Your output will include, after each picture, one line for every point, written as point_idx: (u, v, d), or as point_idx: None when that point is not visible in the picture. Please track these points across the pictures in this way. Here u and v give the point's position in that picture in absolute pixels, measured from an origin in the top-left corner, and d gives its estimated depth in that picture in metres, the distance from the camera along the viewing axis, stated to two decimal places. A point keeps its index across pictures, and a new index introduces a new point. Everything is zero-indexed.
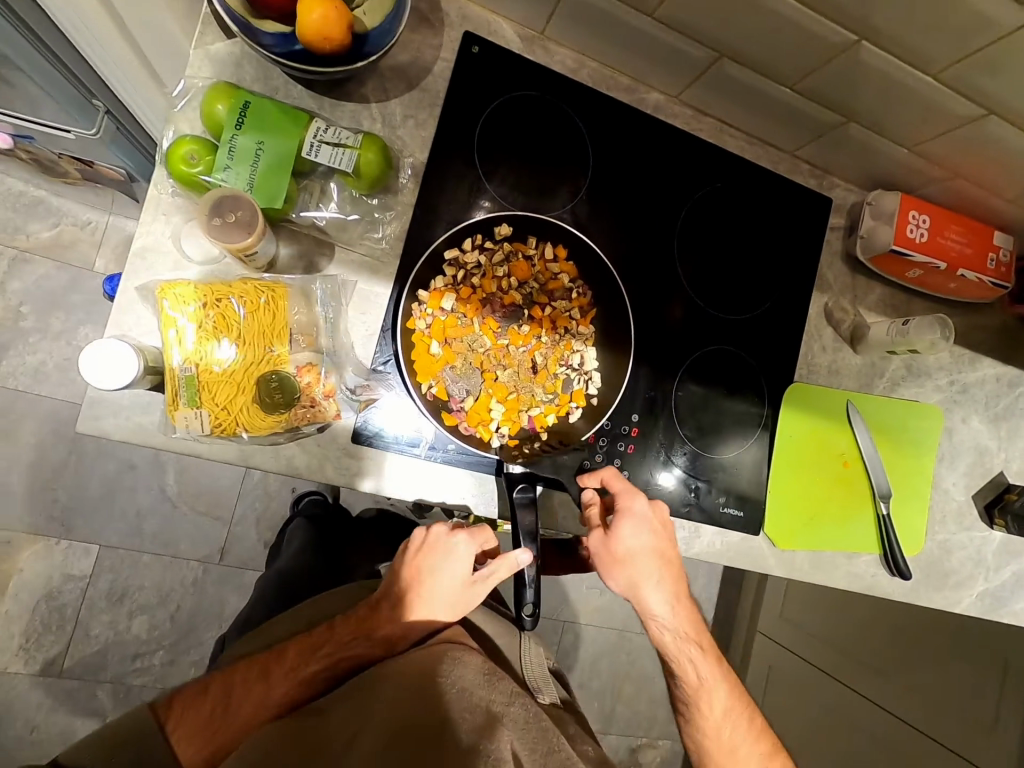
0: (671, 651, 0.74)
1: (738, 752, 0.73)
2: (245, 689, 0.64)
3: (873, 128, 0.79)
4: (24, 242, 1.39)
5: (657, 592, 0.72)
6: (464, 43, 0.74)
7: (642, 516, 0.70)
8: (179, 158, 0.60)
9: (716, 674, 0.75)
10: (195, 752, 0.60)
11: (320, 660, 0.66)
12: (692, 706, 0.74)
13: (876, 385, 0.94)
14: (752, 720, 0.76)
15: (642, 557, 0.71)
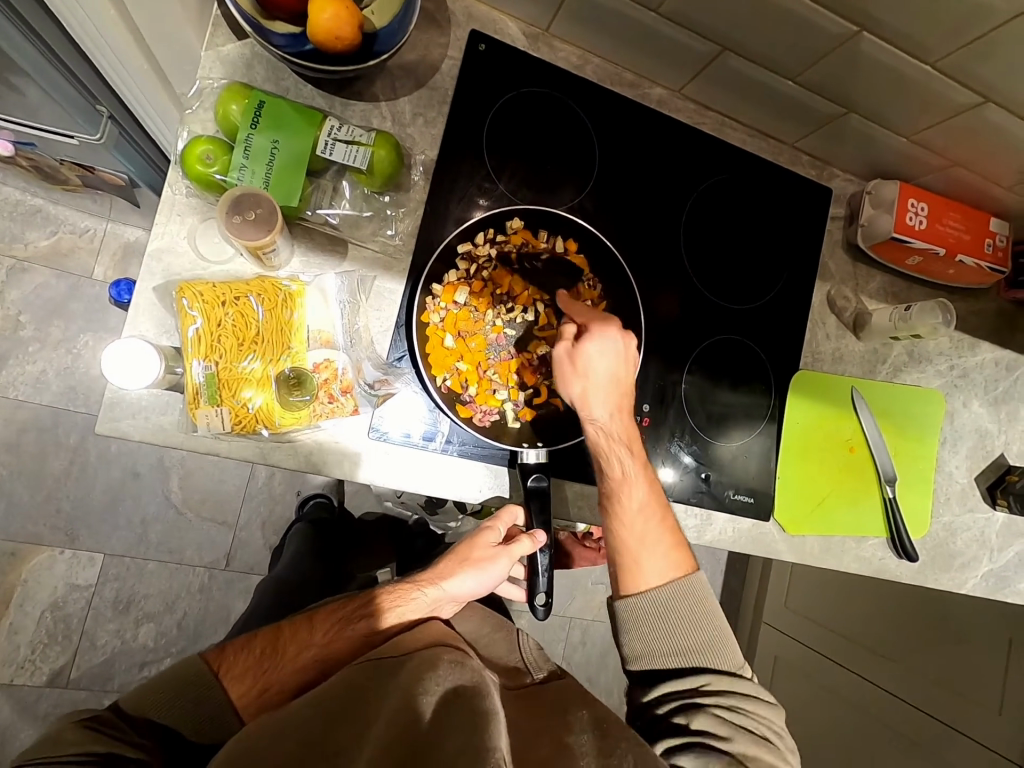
0: (601, 447, 0.71)
1: (645, 560, 0.72)
2: (292, 643, 0.65)
3: (872, 119, 0.81)
4: (22, 251, 1.38)
5: (602, 402, 0.70)
6: (471, 40, 0.75)
7: (611, 344, 0.70)
8: (195, 157, 0.61)
9: (645, 475, 0.73)
10: (244, 692, 0.60)
11: (364, 619, 0.67)
12: (614, 498, 0.72)
13: (879, 372, 0.96)
14: (667, 527, 0.74)
15: (601, 362, 0.70)
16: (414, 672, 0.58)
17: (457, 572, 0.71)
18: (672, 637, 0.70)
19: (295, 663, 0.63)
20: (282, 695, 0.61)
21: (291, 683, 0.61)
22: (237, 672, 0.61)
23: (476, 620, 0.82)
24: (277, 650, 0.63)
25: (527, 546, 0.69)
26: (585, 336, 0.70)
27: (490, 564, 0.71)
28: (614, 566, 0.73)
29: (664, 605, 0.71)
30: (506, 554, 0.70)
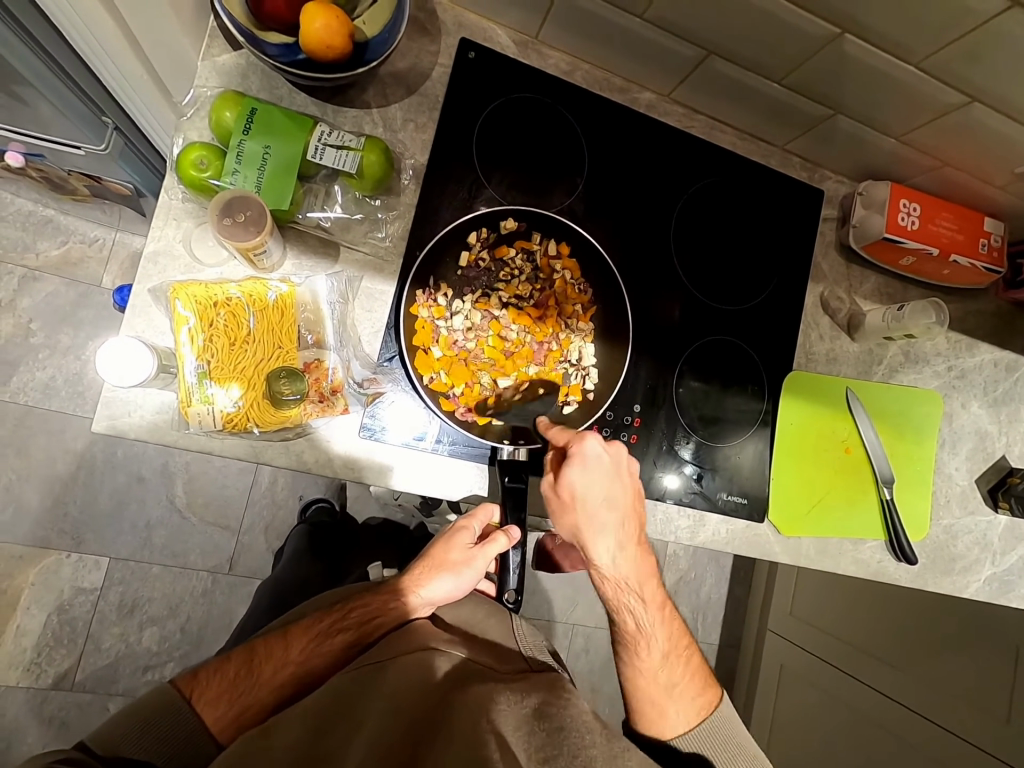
0: (611, 602, 0.71)
1: (669, 716, 0.71)
2: (267, 661, 0.65)
3: (860, 120, 0.82)
4: (33, 261, 1.42)
5: (601, 540, 0.68)
6: (461, 49, 0.77)
7: (608, 469, 0.68)
8: (189, 163, 0.63)
9: (660, 624, 0.72)
10: (219, 716, 0.60)
11: (342, 634, 0.68)
12: (629, 649, 0.71)
13: (874, 373, 0.95)
14: (691, 670, 0.73)
15: (598, 515, 0.68)
16: (403, 677, 0.60)
17: (433, 577, 0.72)
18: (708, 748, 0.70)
19: (271, 683, 0.63)
20: (260, 714, 0.61)
21: (268, 702, 0.62)
22: (211, 695, 0.61)
23: (473, 607, 0.76)
24: (250, 670, 0.64)
25: (502, 543, 0.70)
26: (566, 461, 0.68)
27: (465, 567, 0.72)
28: (633, 716, 0.72)
29: (695, 753, 0.70)
30: (481, 554, 0.71)
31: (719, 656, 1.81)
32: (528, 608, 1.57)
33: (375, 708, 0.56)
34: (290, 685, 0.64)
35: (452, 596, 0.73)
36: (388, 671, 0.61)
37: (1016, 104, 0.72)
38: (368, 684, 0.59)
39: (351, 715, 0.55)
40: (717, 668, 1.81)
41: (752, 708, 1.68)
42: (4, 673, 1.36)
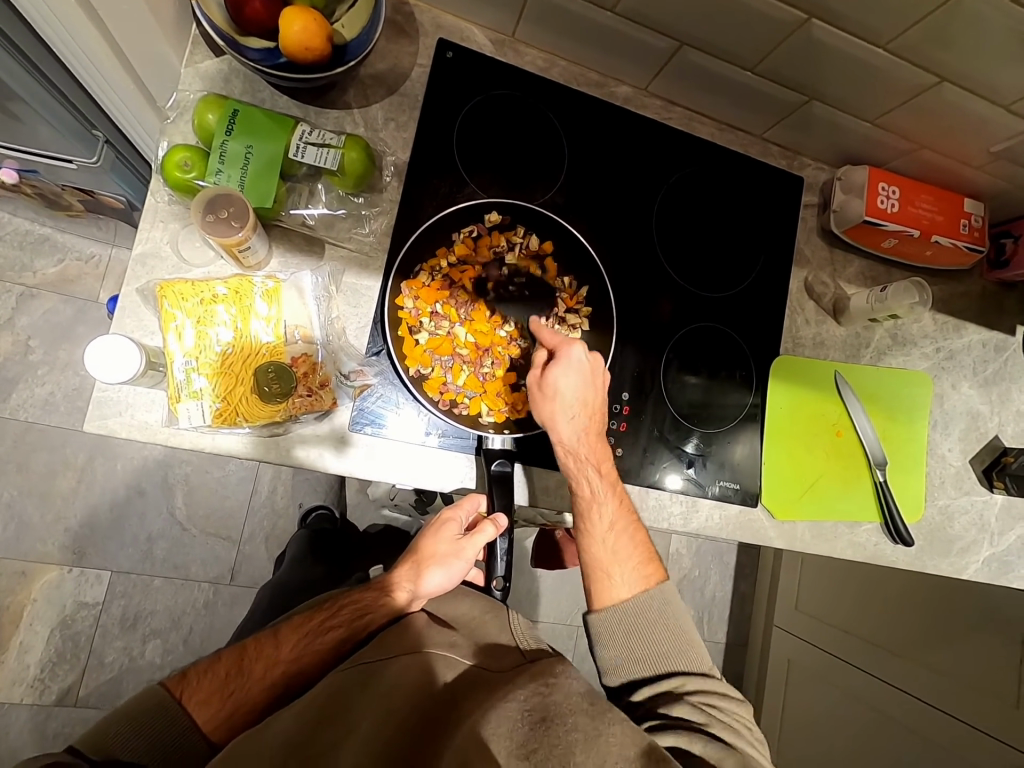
0: (572, 470, 0.72)
1: (613, 577, 0.72)
2: (258, 660, 0.65)
3: (835, 104, 0.83)
4: (31, 279, 1.44)
5: (570, 419, 0.71)
6: (439, 48, 0.78)
7: (580, 360, 0.71)
8: (173, 165, 0.64)
9: (612, 493, 0.73)
10: (212, 716, 0.60)
11: (332, 632, 0.68)
12: (584, 517, 0.73)
13: (862, 355, 0.96)
14: (635, 541, 0.74)
15: (569, 403, 0.70)
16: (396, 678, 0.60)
17: (423, 568, 0.73)
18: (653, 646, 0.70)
19: (263, 681, 0.63)
20: (251, 715, 0.61)
21: (259, 701, 0.62)
22: (201, 697, 0.61)
23: (469, 603, 0.75)
24: (241, 668, 0.64)
25: (489, 533, 0.70)
26: (553, 361, 0.71)
27: (454, 557, 0.72)
28: (585, 580, 0.73)
29: (633, 615, 0.71)
30: (469, 546, 0.71)
31: (727, 654, 1.80)
32: (531, 610, 1.56)
33: (367, 712, 0.55)
34: (281, 683, 0.64)
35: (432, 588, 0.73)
36: (382, 674, 0.60)
37: (986, 82, 0.74)
38: (364, 684, 0.59)
39: (345, 716, 0.55)
40: (725, 667, 1.80)
41: (762, 706, 1.66)
42: (7, 690, 1.35)
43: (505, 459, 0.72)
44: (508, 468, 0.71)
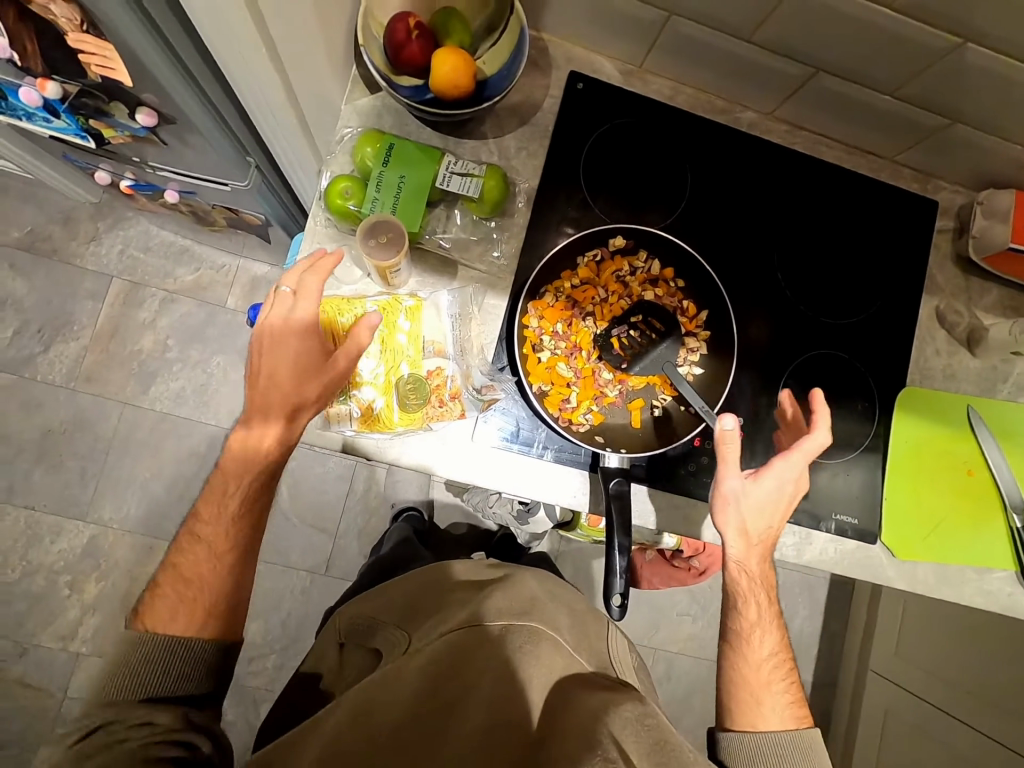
0: (739, 586, 0.72)
1: (765, 707, 0.69)
2: (190, 569, 0.66)
3: (982, 126, 0.79)
4: (173, 285, 1.62)
5: (757, 517, 0.70)
6: (570, 81, 0.82)
7: (782, 474, 0.71)
8: (336, 193, 0.71)
9: (773, 626, 0.73)
10: (188, 623, 0.64)
11: (221, 526, 0.68)
12: (741, 639, 0.72)
13: (999, 391, 0.90)
14: (789, 681, 0.72)
15: (750, 502, 0.70)
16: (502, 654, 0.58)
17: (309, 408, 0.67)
18: None
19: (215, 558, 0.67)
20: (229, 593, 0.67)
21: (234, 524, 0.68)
22: (173, 616, 0.64)
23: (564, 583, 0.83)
24: (186, 578, 0.66)
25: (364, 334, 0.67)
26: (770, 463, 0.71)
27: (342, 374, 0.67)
28: (734, 701, 0.70)
29: (778, 752, 0.67)
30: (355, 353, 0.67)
31: (812, 694, 1.80)
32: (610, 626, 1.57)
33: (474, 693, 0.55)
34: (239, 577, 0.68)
35: (332, 395, 0.68)
36: (489, 642, 0.59)
37: None
38: (469, 657, 0.58)
39: (451, 699, 0.56)
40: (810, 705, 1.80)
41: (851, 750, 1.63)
42: None
43: (622, 478, 0.72)
44: (626, 487, 0.71)
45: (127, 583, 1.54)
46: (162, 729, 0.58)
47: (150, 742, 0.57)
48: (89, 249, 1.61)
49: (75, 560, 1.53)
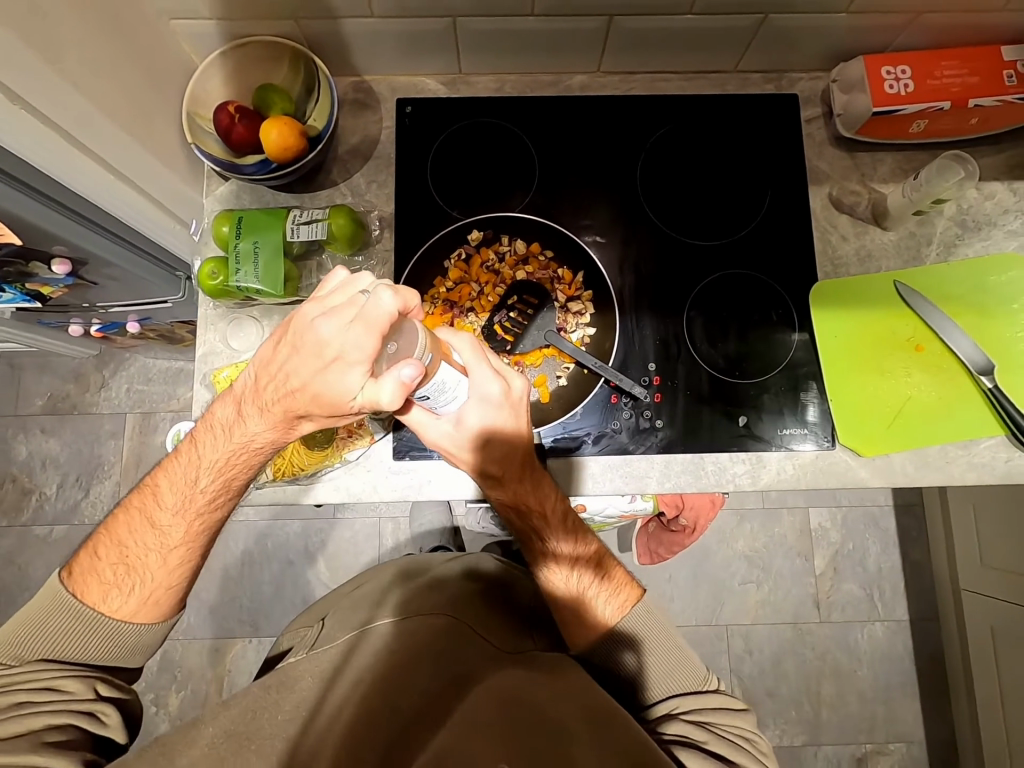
0: (521, 518, 0.73)
1: (588, 615, 0.74)
2: (150, 543, 0.72)
3: (797, 8, 0.77)
4: (177, 404, 1.77)
5: (483, 448, 0.66)
6: (399, 107, 0.87)
7: (481, 391, 0.64)
8: (206, 277, 0.78)
9: (570, 533, 0.74)
10: (133, 609, 0.71)
11: (178, 534, 0.72)
12: (544, 561, 0.75)
13: (926, 256, 0.84)
14: (604, 571, 0.76)
15: (459, 441, 0.66)
16: (410, 637, 0.69)
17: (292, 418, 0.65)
18: (645, 677, 0.73)
19: (168, 566, 0.72)
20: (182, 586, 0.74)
21: (189, 554, 0.73)
22: (118, 597, 0.71)
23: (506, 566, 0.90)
24: (130, 566, 0.71)
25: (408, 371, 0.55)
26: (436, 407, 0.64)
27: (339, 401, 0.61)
28: (563, 621, 0.75)
29: (621, 646, 0.73)
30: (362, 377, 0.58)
31: (915, 633, 1.64)
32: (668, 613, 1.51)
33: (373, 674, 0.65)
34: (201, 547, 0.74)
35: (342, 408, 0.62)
36: (398, 630, 0.70)
37: None
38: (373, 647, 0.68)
39: (355, 673, 0.65)
40: (917, 646, 1.64)
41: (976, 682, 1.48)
42: None
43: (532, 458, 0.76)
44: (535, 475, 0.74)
45: (203, 689, 1.61)
46: (76, 699, 0.68)
47: (64, 709, 0.67)
48: (100, 396, 1.78)
49: (152, 677, 1.61)
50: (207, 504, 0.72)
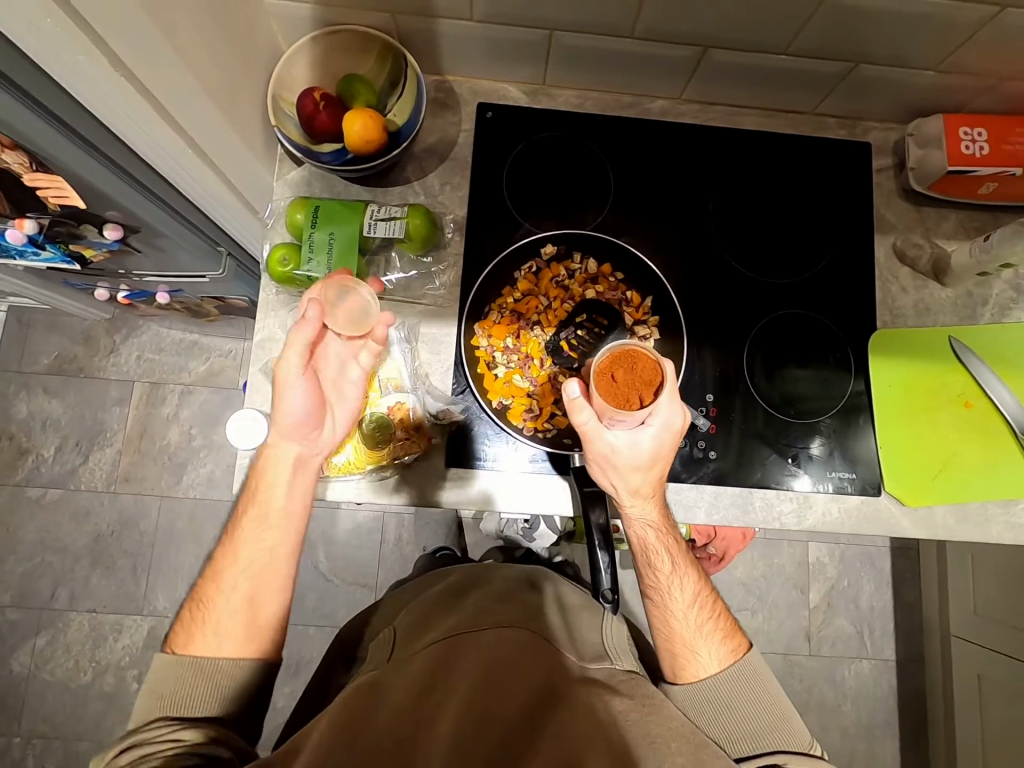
0: (647, 547, 0.73)
1: (698, 657, 0.73)
2: (230, 575, 0.70)
3: (887, 60, 0.78)
4: (188, 378, 1.73)
5: (642, 470, 0.68)
6: (479, 112, 0.87)
7: (664, 420, 0.66)
8: (276, 262, 0.77)
9: (688, 569, 0.75)
10: (215, 645, 0.67)
11: (254, 556, 0.70)
12: (658, 595, 0.75)
13: (981, 315, 0.86)
14: (717, 615, 0.76)
15: (623, 464, 0.68)
16: (494, 645, 0.68)
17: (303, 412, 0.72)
18: (746, 726, 0.70)
19: (247, 596, 0.69)
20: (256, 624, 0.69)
21: (269, 581, 0.70)
22: (198, 637, 0.67)
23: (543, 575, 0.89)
24: (205, 602, 0.69)
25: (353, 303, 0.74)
26: (619, 421, 0.66)
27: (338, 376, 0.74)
28: (670, 659, 0.74)
29: (725, 696, 0.71)
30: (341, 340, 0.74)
31: (900, 673, 1.67)
32: None
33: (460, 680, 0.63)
34: (281, 606, 0.70)
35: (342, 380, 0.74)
36: (480, 640, 0.69)
37: None
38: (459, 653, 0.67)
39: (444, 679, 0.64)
40: (901, 685, 1.67)
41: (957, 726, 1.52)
42: None
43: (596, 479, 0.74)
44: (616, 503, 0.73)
45: None
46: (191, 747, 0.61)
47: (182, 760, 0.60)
48: (109, 361, 1.74)
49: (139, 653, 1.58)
50: (282, 518, 0.71)
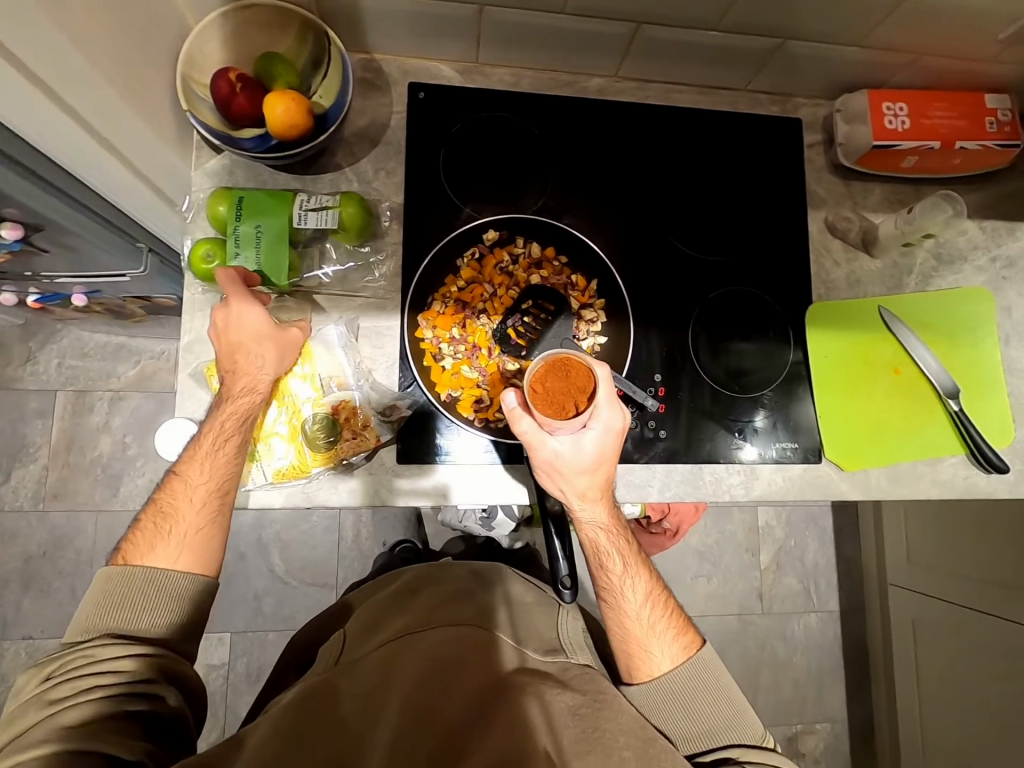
0: (599, 548, 0.74)
1: (651, 655, 0.74)
2: (179, 494, 0.70)
3: (814, 36, 0.80)
4: (117, 383, 1.62)
5: (585, 474, 0.69)
6: (411, 92, 0.83)
7: (606, 423, 0.68)
8: (199, 258, 0.72)
9: (640, 570, 0.76)
10: (168, 556, 0.69)
11: (198, 464, 0.70)
12: (612, 596, 0.76)
13: (906, 284, 0.90)
14: (670, 613, 0.77)
15: (567, 469, 0.69)
16: (444, 645, 0.67)
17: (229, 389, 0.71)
18: (700, 725, 0.72)
19: (196, 507, 0.70)
20: (204, 532, 0.70)
21: (210, 486, 0.70)
22: (151, 550, 0.69)
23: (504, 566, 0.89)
24: (165, 513, 0.71)
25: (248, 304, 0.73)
26: (558, 426, 0.68)
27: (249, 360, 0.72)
28: (624, 659, 0.75)
29: (681, 692, 0.72)
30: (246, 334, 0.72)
31: (843, 622, 1.78)
32: None
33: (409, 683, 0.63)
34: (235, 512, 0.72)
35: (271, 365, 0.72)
36: (432, 640, 0.68)
37: None
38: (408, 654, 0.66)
39: (394, 682, 0.63)
40: (844, 634, 1.78)
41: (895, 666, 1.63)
42: None
43: None
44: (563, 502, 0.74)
45: None
46: (134, 676, 0.65)
47: (125, 689, 0.64)
48: (25, 370, 1.60)
49: None
50: (223, 436, 0.70)
